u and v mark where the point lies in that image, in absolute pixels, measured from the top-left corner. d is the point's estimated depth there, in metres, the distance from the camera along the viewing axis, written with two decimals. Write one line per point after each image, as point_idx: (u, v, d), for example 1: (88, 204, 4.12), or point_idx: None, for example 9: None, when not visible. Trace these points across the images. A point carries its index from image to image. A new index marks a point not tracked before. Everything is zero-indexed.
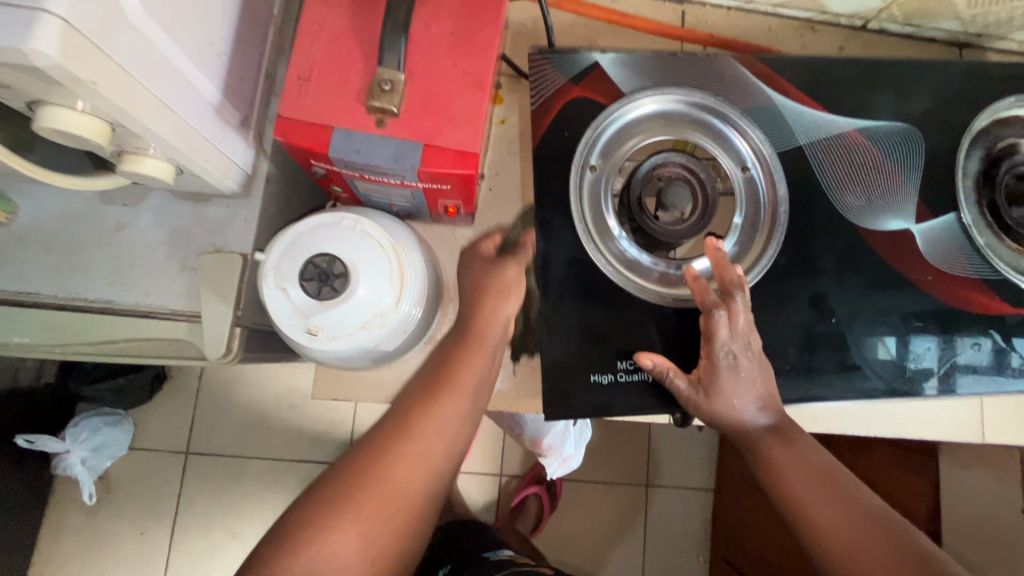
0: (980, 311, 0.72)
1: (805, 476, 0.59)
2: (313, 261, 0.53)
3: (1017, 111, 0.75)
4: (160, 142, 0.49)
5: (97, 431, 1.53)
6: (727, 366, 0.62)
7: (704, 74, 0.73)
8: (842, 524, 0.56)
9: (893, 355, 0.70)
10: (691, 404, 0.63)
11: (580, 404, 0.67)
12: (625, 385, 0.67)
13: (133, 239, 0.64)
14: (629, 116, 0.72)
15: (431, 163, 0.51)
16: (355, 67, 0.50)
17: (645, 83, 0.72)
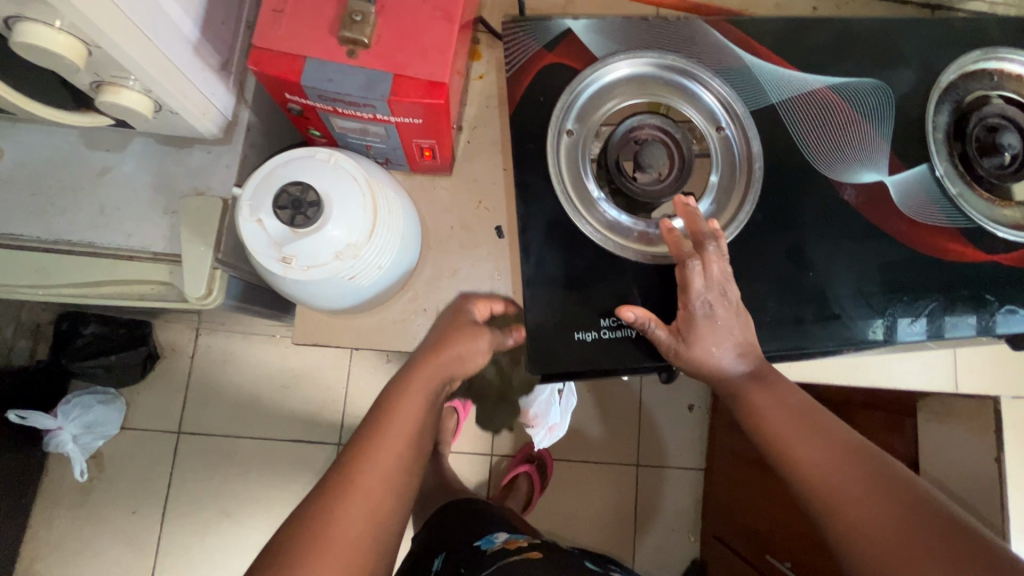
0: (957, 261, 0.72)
1: (782, 416, 0.59)
2: (287, 190, 0.55)
3: (982, 66, 0.76)
4: (138, 71, 0.51)
5: (89, 408, 1.54)
6: (704, 317, 0.61)
7: (676, 37, 0.73)
8: (820, 453, 0.55)
9: (881, 336, 0.70)
10: (671, 353, 0.63)
11: (563, 359, 0.67)
12: (608, 341, 0.67)
13: (117, 183, 0.66)
14: (603, 80, 0.73)
15: (401, 93, 0.52)
16: (329, 0, 0.52)
17: (618, 47, 0.72)
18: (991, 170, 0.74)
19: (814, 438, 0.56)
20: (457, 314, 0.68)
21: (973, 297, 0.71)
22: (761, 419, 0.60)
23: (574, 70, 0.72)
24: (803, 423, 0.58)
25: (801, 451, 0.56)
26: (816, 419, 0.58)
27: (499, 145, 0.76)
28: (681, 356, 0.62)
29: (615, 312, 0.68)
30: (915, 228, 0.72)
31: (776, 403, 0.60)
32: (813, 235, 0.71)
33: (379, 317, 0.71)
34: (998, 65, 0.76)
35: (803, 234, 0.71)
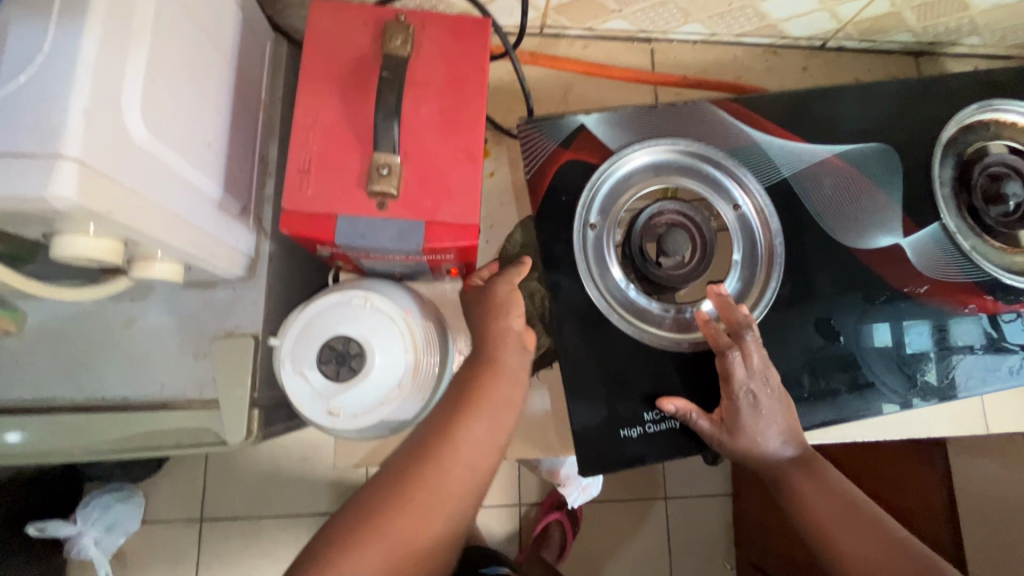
0: (976, 312, 0.70)
1: (836, 516, 0.55)
2: (329, 343, 0.55)
3: (981, 117, 0.76)
4: (171, 248, 0.50)
5: (108, 508, 1.50)
6: (750, 405, 0.58)
7: (688, 120, 0.69)
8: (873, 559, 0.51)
9: (890, 342, 0.68)
10: (716, 445, 0.59)
11: (611, 463, 0.61)
12: (654, 436, 0.62)
13: (145, 332, 0.65)
14: (619, 172, 0.68)
15: (433, 238, 0.53)
16: (354, 155, 0.53)
17: (631, 137, 0.68)
18: (1000, 218, 0.74)
19: (872, 550, 0.52)
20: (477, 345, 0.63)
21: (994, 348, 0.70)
22: (814, 515, 0.55)
23: (593, 166, 0.67)
24: (859, 530, 0.53)
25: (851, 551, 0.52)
26: (875, 525, 0.53)
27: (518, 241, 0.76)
28: (729, 449, 0.59)
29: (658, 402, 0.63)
30: (938, 286, 0.70)
31: (828, 502, 0.56)
32: (841, 302, 0.68)
33: None
34: (995, 115, 0.76)
35: (831, 297, 0.68)
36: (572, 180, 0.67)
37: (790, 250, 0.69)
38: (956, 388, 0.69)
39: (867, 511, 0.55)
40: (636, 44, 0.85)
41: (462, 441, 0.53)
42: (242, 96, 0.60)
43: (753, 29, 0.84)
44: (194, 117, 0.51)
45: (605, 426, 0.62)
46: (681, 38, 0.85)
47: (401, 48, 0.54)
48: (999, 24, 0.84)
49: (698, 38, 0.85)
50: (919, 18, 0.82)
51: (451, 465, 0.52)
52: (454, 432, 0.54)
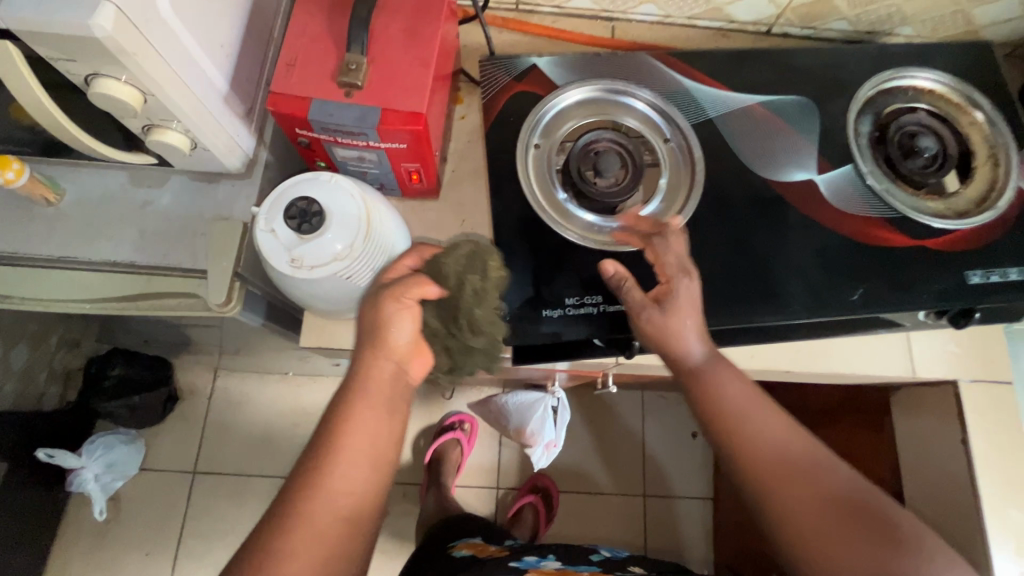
0: (887, 244, 0.77)
1: (733, 408, 0.62)
2: (295, 203, 0.65)
3: (897, 83, 0.86)
4: (180, 114, 0.64)
5: (111, 448, 1.62)
6: (677, 284, 0.66)
7: (627, 69, 0.84)
8: (764, 445, 0.60)
9: (859, 299, 0.75)
10: (641, 317, 0.66)
11: (532, 336, 0.72)
12: (572, 316, 0.73)
13: (154, 213, 0.78)
14: (562, 106, 0.83)
15: (387, 122, 0.65)
16: (331, 56, 0.66)
17: (574, 78, 0.83)
18: (916, 170, 0.81)
19: (761, 442, 0.60)
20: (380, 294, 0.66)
21: (913, 280, 0.75)
22: (716, 409, 0.63)
23: (539, 96, 0.83)
24: (752, 427, 0.61)
25: (746, 438, 0.61)
26: (768, 417, 0.62)
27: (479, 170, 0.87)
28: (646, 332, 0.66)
29: (579, 291, 0.75)
30: (850, 219, 0.78)
31: (731, 399, 0.63)
32: (754, 225, 0.78)
33: None
34: (910, 82, 0.86)
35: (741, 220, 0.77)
36: (519, 107, 0.83)
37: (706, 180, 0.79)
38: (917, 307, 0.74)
39: (761, 407, 0.63)
40: (600, 22, 0.99)
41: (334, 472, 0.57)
42: (256, 22, 0.75)
43: (702, 11, 0.96)
44: (213, 19, 0.65)
45: (530, 309, 0.74)
46: (640, 18, 0.98)
47: None
48: (926, 14, 0.94)
49: (654, 19, 0.98)
50: (849, 5, 0.93)
51: (334, 488, 0.56)
52: (325, 473, 0.57)
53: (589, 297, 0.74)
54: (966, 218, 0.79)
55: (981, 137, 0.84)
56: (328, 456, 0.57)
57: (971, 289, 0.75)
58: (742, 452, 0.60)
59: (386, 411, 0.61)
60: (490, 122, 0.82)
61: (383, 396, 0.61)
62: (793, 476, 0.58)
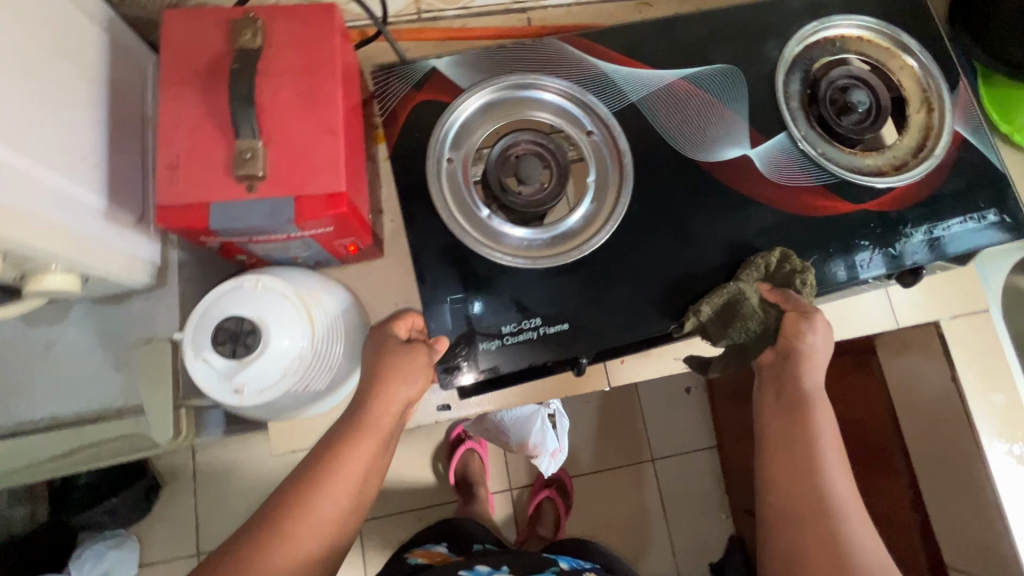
0: (829, 217, 0.73)
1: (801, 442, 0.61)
2: (223, 325, 0.57)
3: (824, 34, 0.79)
4: (58, 257, 0.53)
5: (102, 556, 1.51)
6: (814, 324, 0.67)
7: (531, 54, 0.74)
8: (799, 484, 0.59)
9: (843, 270, 0.71)
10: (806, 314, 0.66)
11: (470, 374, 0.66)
12: (512, 345, 0.67)
13: (65, 353, 0.68)
14: (470, 106, 0.72)
15: (305, 211, 0.56)
16: (218, 146, 0.56)
17: (478, 75, 0.73)
18: (852, 126, 0.76)
19: (811, 491, 0.58)
20: (376, 339, 0.65)
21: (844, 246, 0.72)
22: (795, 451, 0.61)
23: (445, 104, 0.72)
24: (805, 470, 0.59)
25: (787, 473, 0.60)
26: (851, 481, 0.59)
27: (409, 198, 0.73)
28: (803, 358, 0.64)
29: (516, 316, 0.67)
30: (788, 191, 0.74)
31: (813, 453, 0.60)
32: (727, 211, 0.72)
33: None
34: (837, 32, 0.80)
35: (709, 214, 0.72)
36: (424, 122, 0.71)
37: (662, 177, 0.72)
38: (908, 263, 0.72)
39: (836, 453, 0.60)
40: (512, 14, 0.89)
41: (304, 517, 0.56)
42: (118, 111, 0.64)
43: None
44: (60, 132, 0.54)
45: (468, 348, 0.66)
46: (554, 3, 0.89)
47: (251, 41, 0.57)
48: None
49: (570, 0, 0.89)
50: None
51: (304, 534, 0.56)
52: (299, 513, 0.56)
53: (527, 321, 0.67)
54: (907, 170, 0.76)
55: (911, 81, 0.80)
56: (312, 497, 0.57)
57: (947, 240, 0.73)
58: (786, 483, 0.59)
59: (382, 455, 0.62)
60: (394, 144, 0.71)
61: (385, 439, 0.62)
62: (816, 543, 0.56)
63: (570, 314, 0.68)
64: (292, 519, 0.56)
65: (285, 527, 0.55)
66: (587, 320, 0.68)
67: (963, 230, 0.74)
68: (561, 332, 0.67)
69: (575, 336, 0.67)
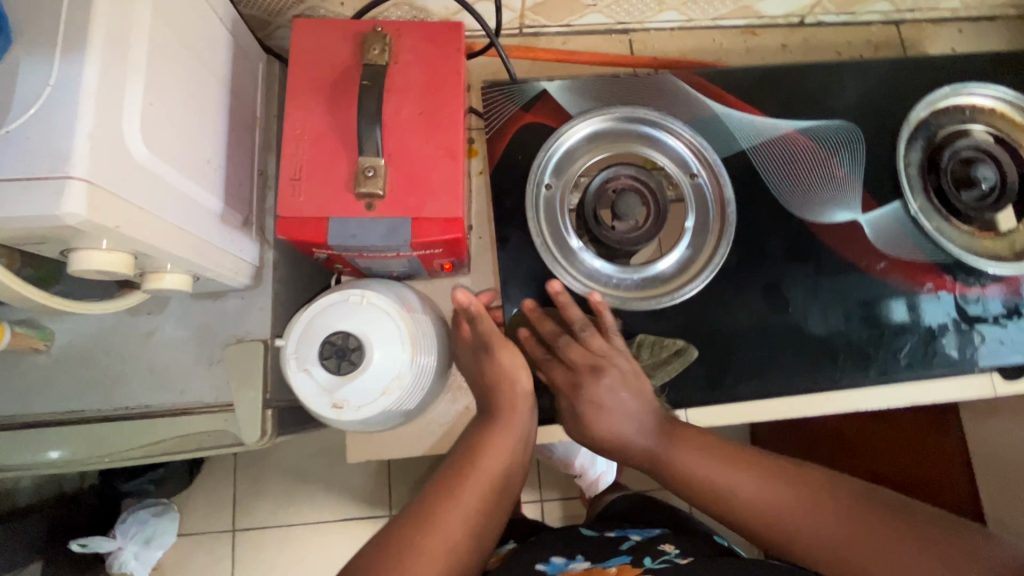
0: (937, 294, 0.69)
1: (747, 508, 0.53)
2: (329, 339, 0.58)
3: (954, 100, 0.76)
4: (180, 260, 0.54)
5: (145, 523, 1.53)
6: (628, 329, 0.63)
7: (647, 90, 0.72)
8: (780, 497, 0.52)
9: (907, 320, 0.69)
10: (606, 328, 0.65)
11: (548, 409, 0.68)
12: None
13: (161, 343, 0.69)
14: (577, 135, 0.71)
15: (420, 234, 0.55)
16: (341, 161, 0.56)
17: (588, 105, 0.71)
18: (971, 202, 0.73)
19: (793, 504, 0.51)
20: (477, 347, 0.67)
21: (961, 304, 0.69)
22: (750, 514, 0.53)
23: (551, 128, 0.70)
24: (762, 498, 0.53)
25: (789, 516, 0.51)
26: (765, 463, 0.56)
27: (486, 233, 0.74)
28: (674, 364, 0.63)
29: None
30: (894, 263, 0.70)
31: (733, 490, 0.54)
32: (833, 261, 0.69)
33: (428, 422, 0.72)
34: (968, 99, 0.76)
35: (815, 264, 0.69)
36: (529, 144, 0.71)
37: (766, 220, 0.70)
38: (977, 336, 0.69)
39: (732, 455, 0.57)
40: (614, 35, 0.88)
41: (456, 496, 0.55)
42: (235, 114, 0.64)
43: (728, 11, 0.86)
44: (190, 135, 0.54)
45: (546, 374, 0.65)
46: (659, 26, 0.87)
47: (379, 57, 0.57)
48: None
49: (674, 25, 0.87)
50: None
51: (457, 517, 0.53)
52: (451, 491, 0.55)
53: None
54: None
55: None
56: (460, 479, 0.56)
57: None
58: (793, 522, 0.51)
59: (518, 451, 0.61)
60: (496, 165, 0.70)
61: (515, 434, 0.61)
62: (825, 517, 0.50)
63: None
64: (448, 497, 0.54)
65: (439, 505, 0.54)
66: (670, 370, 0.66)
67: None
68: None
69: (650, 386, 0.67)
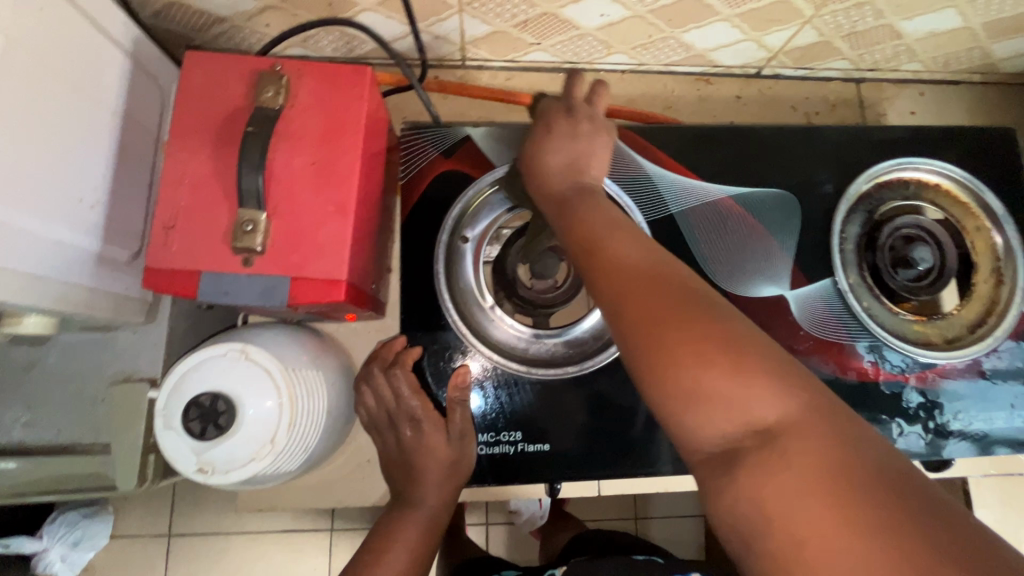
0: (858, 379, 0.68)
1: (614, 285, 0.39)
2: (197, 401, 0.54)
3: (897, 175, 0.73)
4: (38, 309, 0.50)
5: (75, 525, 1.24)
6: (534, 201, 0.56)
7: None
8: (652, 293, 0.37)
9: (854, 385, 0.68)
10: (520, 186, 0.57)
11: None
12: (485, 458, 0.62)
13: (44, 377, 0.65)
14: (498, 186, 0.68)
15: (301, 296, 0.52)
16: (220, 212, 0.52)
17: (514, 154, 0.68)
18: (906, 283, 0.70)
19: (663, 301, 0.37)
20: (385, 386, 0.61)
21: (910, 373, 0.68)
22: (621, 296, 0.39)
23: (472, 177, 0.67)
24: (635, 291, 0.38)
25: (646, 302, 0.37)
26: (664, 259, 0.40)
27: (388, 269, 0.71)
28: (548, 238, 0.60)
29: (495, 425, 0.63)
30: (818, 343, 0.68)
31: (617, 262, 0.40)
32: None
33: (326, 475, 0.69)
34: (913, 174, 0.73)
35: None
36: (448, 191, 0.67)
37: None
38: (926, 402, 0.68)
39: (635, 242, 0.42)
40: (562, 75, 0.84)
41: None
42: (129, 145, 0.60)
43: (682, 58, 0.82)
44: (57, 175, 0.51)
45: (461, 446, 0.61)
46: (609, 68, 0.84)
47: (272, 100, 0.53)
48: (938, 52, 0.81)
49: (625, 67, 0.84)
50: (852, 47, 0.79)
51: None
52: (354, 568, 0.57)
53: (506, 433, 0.63)
54: (956, 347, 0.69)
55: (986, 247, 0.72)
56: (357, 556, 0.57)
57: (984, 394, 0.69)
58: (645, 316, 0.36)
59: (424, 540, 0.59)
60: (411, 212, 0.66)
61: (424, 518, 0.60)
62: (686, 326, 0.35)
63: (554, 434, 0.63)
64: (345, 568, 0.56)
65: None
66: (574, 445, 0.63)
67: (1005, 417, 0.68)
68: (539, 453, 0.62)
69: (554, 459, 0.62)
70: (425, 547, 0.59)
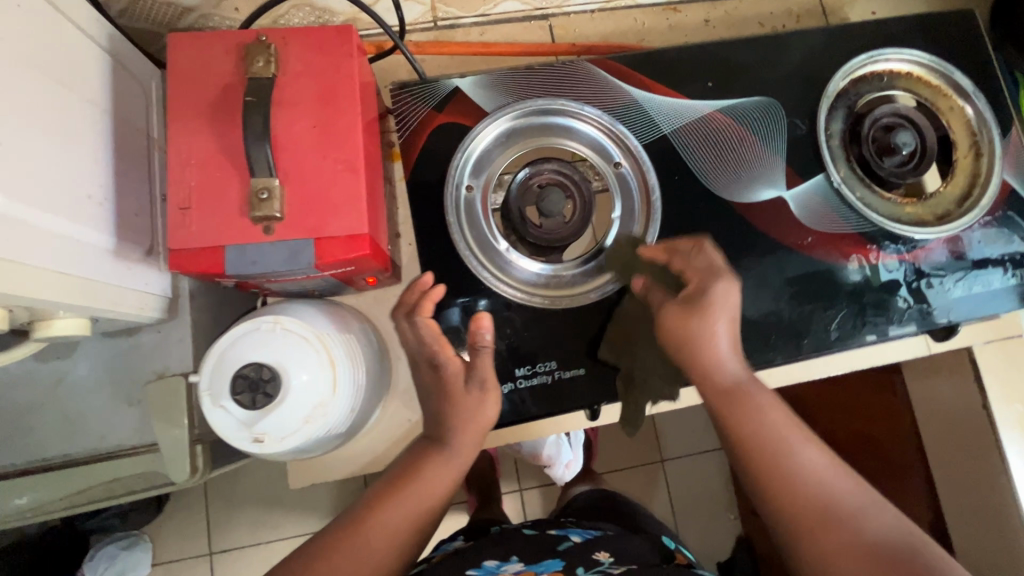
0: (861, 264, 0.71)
1: (800, 503, 0.49)
2: (241, 373, 0.55)
3: (871, 68, 0.76)
4: (69, 305, 0.51)
5: (114, 558, 1.25)
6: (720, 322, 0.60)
7: (565, 80, 0.70)
8: (813, 504, 0.48)
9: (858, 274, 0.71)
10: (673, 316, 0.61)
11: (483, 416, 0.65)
12: (525, 391, 0.65)
13: (76, 389, 0.65)
14: (493, 133, 0.69)
15: (325, 254, 0.53)
16: (231, 185, 0.53)
17: (504, 100, 0.69)
18: (894, 169, 0.72)
19: (820, 502, 0.48)
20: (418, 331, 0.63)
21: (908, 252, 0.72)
22: (792, 488, 0.50)
23: (466, 129, 0.68)
24: (798, 476, 0.50)
25: (800, 500, 0.49)
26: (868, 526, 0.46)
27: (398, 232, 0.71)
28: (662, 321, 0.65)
29: (529, 358, 0.65)
30: (821, 237, 0.71)
31: (779, 443, 0.52)
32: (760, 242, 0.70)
33: (370, 440, 0.70)
34: (885, 66, 0.76)
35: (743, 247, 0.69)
36: (445, 145, 0.68)
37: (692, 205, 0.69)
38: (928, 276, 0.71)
39: (798, 425, 0.53)
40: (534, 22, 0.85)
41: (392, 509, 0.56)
42: (124, 141, 0.60)
43: None
44: (63, 172, 0.51)
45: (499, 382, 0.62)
46: (579, 9, 0.85)
47: (264, 69, 0.54)
48: None
49: (595, 6, 0.85)
50: None
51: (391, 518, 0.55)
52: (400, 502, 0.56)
53: (541, 364, 0.65)
54: (947, 221, 0.72)
55: (961, 125, 0.76)
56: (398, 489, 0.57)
57: (979, 260, 0.72)
58: (808, 530, 0.48)
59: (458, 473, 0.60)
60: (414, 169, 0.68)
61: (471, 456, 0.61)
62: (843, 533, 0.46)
63: (586, 358, 0.66)
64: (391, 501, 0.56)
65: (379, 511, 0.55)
66: (605, 365, 0.66)
67: (999, 279, 0.72)
68: (574, 378, 0.65)
69: (588, 382, 0.65)
70: (461, 482, 0.60)
